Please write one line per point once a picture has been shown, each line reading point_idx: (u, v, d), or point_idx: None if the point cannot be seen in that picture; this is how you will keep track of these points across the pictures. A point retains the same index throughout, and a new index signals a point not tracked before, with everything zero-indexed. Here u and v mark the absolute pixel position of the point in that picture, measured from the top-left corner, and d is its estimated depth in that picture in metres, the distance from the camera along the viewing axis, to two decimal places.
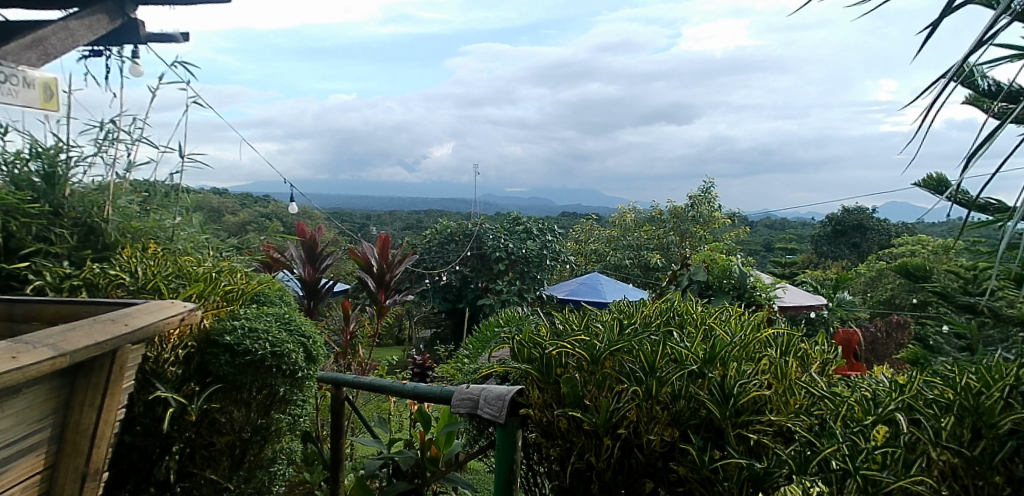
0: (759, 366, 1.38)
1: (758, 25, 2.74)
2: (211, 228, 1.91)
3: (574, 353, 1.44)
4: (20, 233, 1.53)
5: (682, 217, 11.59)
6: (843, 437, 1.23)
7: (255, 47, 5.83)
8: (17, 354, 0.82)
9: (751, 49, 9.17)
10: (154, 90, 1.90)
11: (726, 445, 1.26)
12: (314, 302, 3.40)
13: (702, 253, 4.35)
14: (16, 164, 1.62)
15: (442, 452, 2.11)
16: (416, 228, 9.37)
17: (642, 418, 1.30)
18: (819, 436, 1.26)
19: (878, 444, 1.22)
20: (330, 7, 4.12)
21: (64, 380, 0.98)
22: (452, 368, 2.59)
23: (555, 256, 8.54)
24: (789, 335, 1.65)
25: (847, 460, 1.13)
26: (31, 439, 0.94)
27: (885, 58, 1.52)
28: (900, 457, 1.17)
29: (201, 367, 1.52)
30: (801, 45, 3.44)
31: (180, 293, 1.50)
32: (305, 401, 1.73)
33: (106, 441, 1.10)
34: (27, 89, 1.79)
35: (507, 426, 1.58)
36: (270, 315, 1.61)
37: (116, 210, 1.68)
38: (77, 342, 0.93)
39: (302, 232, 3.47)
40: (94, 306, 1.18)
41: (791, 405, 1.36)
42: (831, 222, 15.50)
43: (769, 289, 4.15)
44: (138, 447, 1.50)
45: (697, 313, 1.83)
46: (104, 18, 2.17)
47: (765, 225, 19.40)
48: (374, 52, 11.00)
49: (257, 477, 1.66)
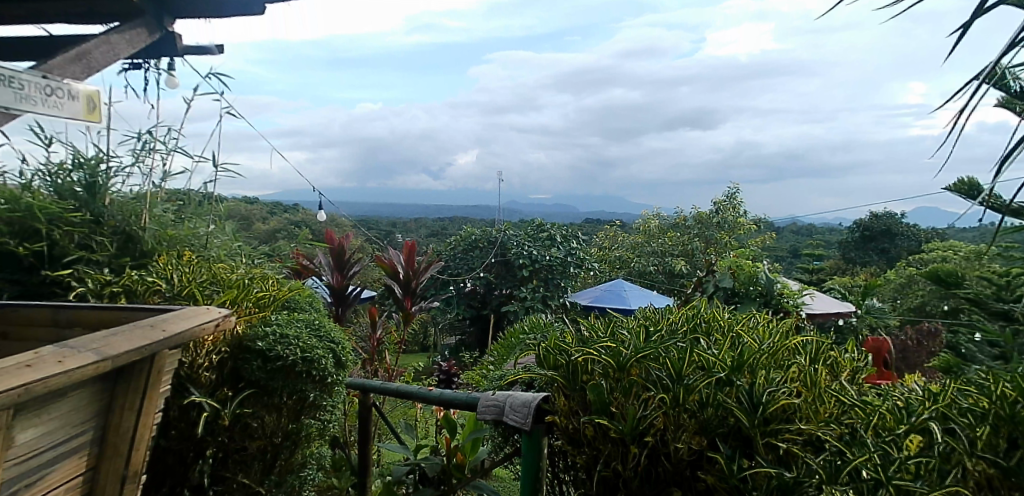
0: (788, 373, 1.37)
1: (785, 29, 2.70)
2: (243, 235, 1.95)
3: (599, 359, 1.44)
4: (64, 241, 1.59)
5: (707, 223, 11.45)
6: (876, 446, 1.19)
7: (285, 58, 5.93)
8: (64, 358, 0.86)
9: (777, 53, 9.10)
10: (188, 101, 1.94)
11: (755, 454, 1.24)
12: (341, 309, 3.42)
13: (728, 260, 4.30)
14: (60, 174, 1.68)
15: (468, 459, 2.10)
16: (441, 236, 9.39)
17: (669, 426, 1.29)
18: (852, 445, 1.23)
19: (911, 454, 1.18)
20: (358, 17, 4.17)
21: (105, 384, 1.01)
22: (477, 375, 2.58)
23: (579, 262, 8.49)
24: (818, 343, 1.63)
25: (879, 469, 1.11)
26: (74, 441, 0.97)
27: (916, 58, 1.50)
28: (933, 467, 1.15)
29: (233, 373, 1.54)
30: (830, 48, 3.42)
31: (214, 300, 1.53)
32: (334, 406, 1.74)
33: (144, 444, 1.13)
34: (72, 102, 1.66)
35: (533, 433, 1.58)
36: (301, 322, 1.64)
37: (153, 218, 1.72)
38: (119, 346, 0.96)
39: (330, 240, 3.50)
40: (135, 312, 1.22)
41: (822, 413, 1.33)
42: (858, 227, 15.18)
43: (798, 296, 4.02)
44: (174, 451, 1.53)
45: (725, 319, 1.82)
46: (143, 32, 2.15)
47: (791, 231, 19.07)
48: (399, 61, 11.14)
49: (289, 481, 1.68)
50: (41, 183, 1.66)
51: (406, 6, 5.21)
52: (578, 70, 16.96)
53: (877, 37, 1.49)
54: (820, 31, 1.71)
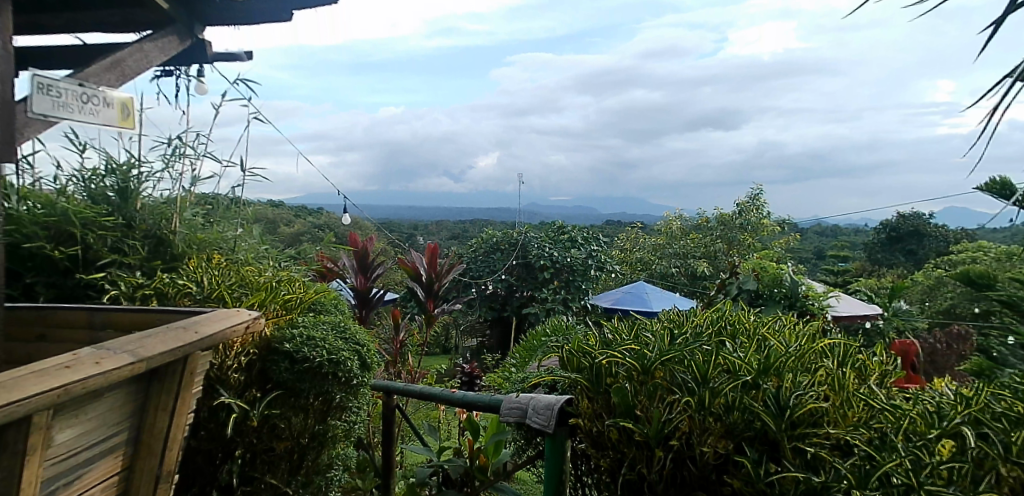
0: (815, 376, 1.34)
1: (810, 29, 2.67)
2: (269, 239, 1.99)
3: (624, 362, 1.43)
4: (97, 244, 1.62)
5: (730, 225, 11.28)
6: (906, 451, 1.16)
7: (310, 63, 6.01)
8: (101, 359, 0.88)
9: (802, 51, 8.98)
10: (217, 107, 1.98)
11: (783, 459, 1.22)
12: (365, 311, 3.45)
13: (752, 262, 4.24)
14: (94, 179, 1.73)
15: (491, 461, 2.09)
16: (462, 238, 9.41)
17: (695, 429, 1.27)
18: (881, 450, 1.21)
19: (944, 459, 1.15)
20: (382, 22, 4.22)
21: (140, 386, 1.04)
22: (499, 377, 2.57)
23: (600, 265, 8.43)
24: (846, 346, 1.61)
25: (911, 475, 1.09)
26: (111, 441, 0.99)
27: (944, 56, 1.48)
28: (967, 472, 1.12)
29: (261, 374, 1.55)
30: (856, 47, 3.38)
31: (243, 302, 1.56)
32: (360, 408, 1.76)
33: (176, 444, 1.15)
34: (107, 109, 1.65)
35: (556, 435, 1.57)
36: (326, 324, 1.66)
37: (182, 222, 1.75)
38: (154, 348, 0.98)
39: (355, 242, 3.54)
40: (167, 315, 1.25)
41: (851, 418, 1.31)
42: (885, 228, 14.89)
43: (823, 298, 3.96)
44: (203, 451, 1.53)
45: (749, 322, 1.81)
46: (174, 39, 2.06)
47: (815, 232, 18.75)
48: (419, 65, 11.22)
49: (315, 482, 1.70)
50: (76, 189, 1.71)
51: (429, 10, 5.26)
52: (598, 71, 16.92)
53: (905, 35, 1.47)
54: (845, 29, 1.68)
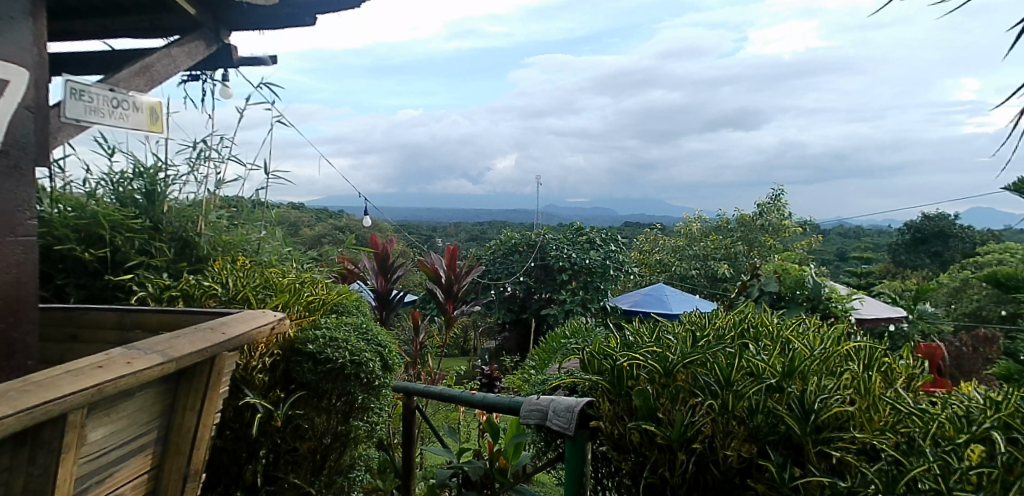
0: (841, 380, 1.33)
1: (832, 28, 2.64)
2: (292, 241, 2.01)
3: (646, 365, 1.42)
4: (125, 247, 1.65)
5: (751, 226, 11.17)
6: (935, 456, 1.13)
7: (330, 66, 6.08)
8: (132, 360, 0.90)
9: None
10: (241, 111, 2.00)
11: (808, 463, 1.21)
12: (386, 313, 3.48)
13: (774, 263, 4.20)
14: (122, 183, 1.76)
15: (511, 463, 2.10)
16: (480, 240, 9.43)
17: (717, 433, 1.26)
18: (909, 455, 1.17)
19: (972, 464, 1.11)
20: (400, 26, 4.26)
21: (168, 386, 1.05)
22: (518, 379, 2.57)
23: (619, 266, 8.38)
24: (871, 348, 1.58)
25: (939, 480, 1.05)
26: (139, 441, 1.01)
27: (970, 56, 1.46)
28: (998, 478, 1.07)
29: (285, 375, 1.57)
30: (880, 46, 3.35)
31: (268, 304, 1.58)
32: (381, 409, 1.77)
33: (204, 444, 1.17)
34: (136, 113, 1.68)
35: (577, 438, 1.56)
36: (348, 325, 1.67)
37: (207, 224, 1.78)
38: (182, 349, 1.00)
39: (375, 244, 3.57)
40: (193, 316, 1.26)
41: (876, 422, 1.29)
42: (908, 229, 14.62)
43: (847, 300, 3.90)
44: (227, 450, 1.54)
45: (773, 324, 1.78)
46: (201, 44, 2.03)
47: (836, 233, 18.47)
48: (437, 68, 11.30)
49: (337, 482, 1.72)
50: (104, 192, 1.74)
51: (447, 13, 5.29)
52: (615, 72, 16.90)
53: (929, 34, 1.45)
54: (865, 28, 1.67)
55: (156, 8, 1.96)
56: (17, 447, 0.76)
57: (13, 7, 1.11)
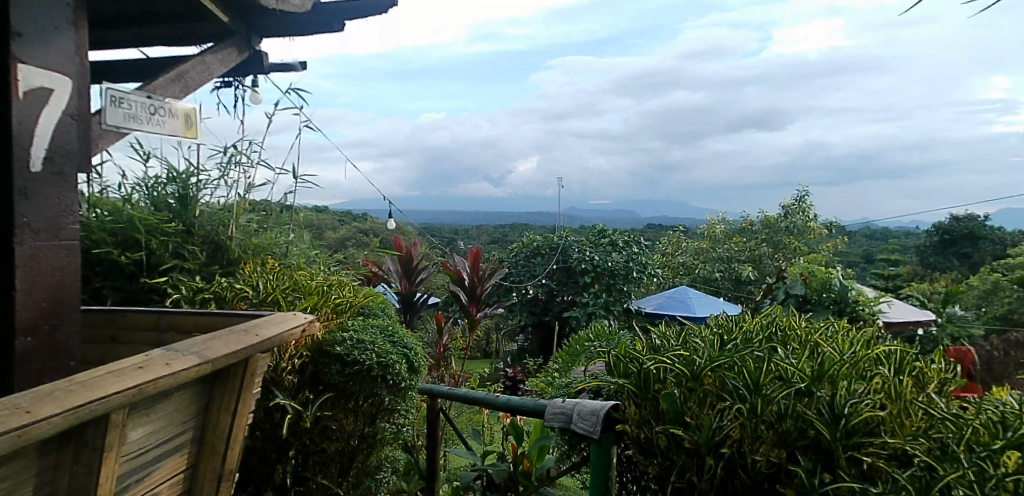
0: (871, 385, 1.31)
1: (858, 28, 2.61)
2: (318, 244, 2.04)
3: (673, 368, 1.42)
4: (160, 250, 1.68)
5: (775, 228, 10.85)
6: (970, 462, 1.10)
7: (355, 71, 6.16)
8: (170, 361, 0.91)
9: (847, 49, 8.77)
10: (270, 116, 2.03)
11: (838, 468, 1.19)
12: (410, 315, 3.50)
13: (800, 266, 4.15)
14: (157, 187, 1.80)
15: (535, 466, 2.10)
16: (502, 243, 9.45)
17: (746, 438, 1.25)
18: (942, 460, 1.14)
19: (1010, 471, 1.08)
20: (423, 30, 4.31)
21: (204, 386, 1.07)
22: (542, 382, 2.57)
23: (642, 268, 8.32)
24: (902, 352, 1.55)
25: (974, 487, 1.03)
26: (176, 441, 1.03)
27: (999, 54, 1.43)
28: None
29: (313, 377, 1.59)
30: (907, 45, 3.31)
31: (298, 305, 1.60)
32: (408, 411, 1.78)
33: (237, 444, 1.18)
34: (173, 119, 1.71)
35: (602, 442, 1.55)
36: (375, 328, 1.68)
37: (238, 228, 1.81)
38: (218, 350, 1.01)
39: (399, 247, 3.60)
40: (227, 318, 1.28)
41: (908, 427, 1.26)
42: (937, 231, 14.31)
43: (876, 304, 3.84)
44: (257, 451, 1.55)
45: (801, 328, 1.76)
46: (233, 51, 2.06)
47: (862, 235, 18.15)
48: (458, 71, 11.37)
49: (365, 483, 1.73)
50: (140, 196, 1.79)
51: (469, 16, 5.33)
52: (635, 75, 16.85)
53: (955, 36, 1.43)
54: (895, 26, 1.64)
55: (190, 17, 2.01)
56: (63, 447, 0.78)
57: (58, 16, 1.14)
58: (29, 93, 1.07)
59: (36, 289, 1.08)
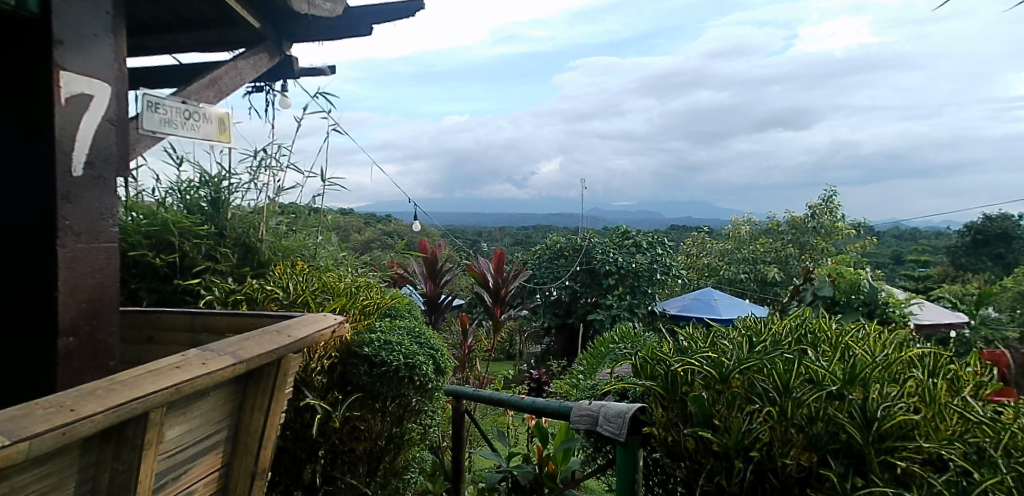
0: (904, 388, 1.28)
1: (888, 24, 2.56)
2: (346, 246, 2.06)
3: (701, 370, 1.39)
4: (193, 252, 1.72)
5: (802, 229, 10.49)
6: (1008, 468, 1.08)
7: (379, 74, 6.23)
8: (206, 361, 0.93)
9: (874, 46, 8.60)
10: (299, 120, 2.06)
11: (870, 473, 1.16)
12: (435, 316, 3.52)
13: (828, 267, 4.08)
14: (190, 191, 1.84)
15: (560, 468, 2.10)
16: (525, 245, 9.46)
17: (776, 441, 1.23)
18: (980, 466, 1.11)
19: None
20: (447, 32, 4.34)
21: (238, 385, 1.09)
22: (567, 384, 2.56)
23: (666, 269, 8.25)
24: (936, 355, 1.51)
25: None
26: (211, 440, 1.04)
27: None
28: None
29: (342, 377, 1.60)
30: (938, 40, 3.24)
31: (327, 306, 1.62)
32: (434, 412, 1.79)
33: (270, 443, 1.20)
34: (207, 124, 1.75)
35: (628, 445, 1.52)
36: (402, 329, 1.69)
37: (269, 231, 1.84)
38: (252, 350, 1.03)
39: (424, 249, 3.62)
40: (259, 319, 1.30)
41: (942, 431, 1.23)
42: (969, 231, 13.93)
43: (906, 305, 3.75)
44: (288, 450, 1.57)
45: (831, 330, 1.72)
46: (265, 57, 2.09)
47: (891, 236, 17.77)
48: (480, 73, 11.41)
49: (392, 484, 1.75)
50: (174, 199, 1.82)
51: (492, 18, 5.35)
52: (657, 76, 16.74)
53: (992, 30, 1.40)
54: (925, 22, 1.60)
55: (223, 23, 2.05)
56: (103, 444, 0.79)
57: (98, 25, 1.17)
58: (71, 99, 1.10)
59: (77, 289, 1.10)
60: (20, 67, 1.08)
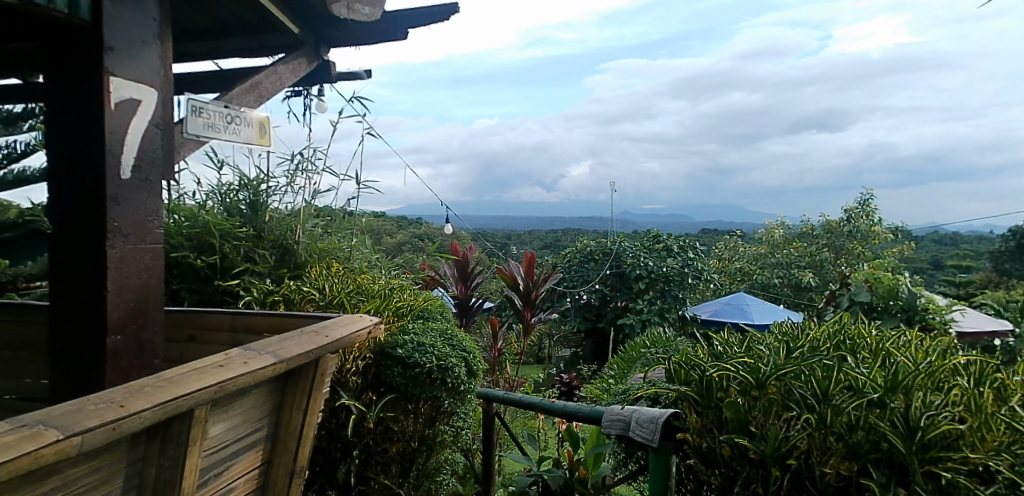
0: (949, 396, 1.21)
1: (934, 22, 2.49)
2: (379, 249, 2.08)
3: (737, 376, 1.36)
4: (232, 254, 1.77)
5: (838, 233, 10.38)
6: None
7: (411, 78, 6.29)
8: (248, 359, 0.95)
9: None
10: (335, 124, 2.09)
11: (913, 483, 1.11)
12: (466, 319, 3.54)
13: (866, 271, 3.97)
14: (230, 194, 1.89)
15: (591, 474, 2.07)
16: (554, 248, 9.44)
17: (814, 449, 1.21)
18: None
19: None
20: None
21: (277, 384, 1.11)
22: (598, 389, 2.53)
23: (697, 274, 8.15)
24: (981, 365, 1.46)
25: None
26: (251, 438, 1.06)
27: None
28: None
29: (376, 378, 1.61)
30: (980, 39, 3.16)
31: (362, 308, 1.64)
32: (466, 415, 1.80)
33: (307, 442, 1.21)
34: (248, 128, 1.79)
35: (661, 451, 1.51)
36: (435, 331, 1.70)
37: (305, 232, 1.86)
38: (292, 350, 1.05)
39: (455, 252, 3.65)
40: (297, 319, 1.32)
41: (991, 443, 1.15)
42: (1012, 236, 13.44)
43: (948, 311, 3.63)
44: (323, 450, 1.59)
45: (871, 336, 1.68)
46: (303, 62, 2.13)
47: (930, 240, 17.24)
48: None
49: (425, 485, 1.76)
50: (215, 202, 1.88)
51: None
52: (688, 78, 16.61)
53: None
54: (967, 22, 1.56)
55: (263, 29, 2.11)
56: (150, 440, 0.81)
57: (146, 32, 1.20)
58: (120, 104, 1.14)
59: (125, 290, 1.13)
60: (71, 74, 1.12)
